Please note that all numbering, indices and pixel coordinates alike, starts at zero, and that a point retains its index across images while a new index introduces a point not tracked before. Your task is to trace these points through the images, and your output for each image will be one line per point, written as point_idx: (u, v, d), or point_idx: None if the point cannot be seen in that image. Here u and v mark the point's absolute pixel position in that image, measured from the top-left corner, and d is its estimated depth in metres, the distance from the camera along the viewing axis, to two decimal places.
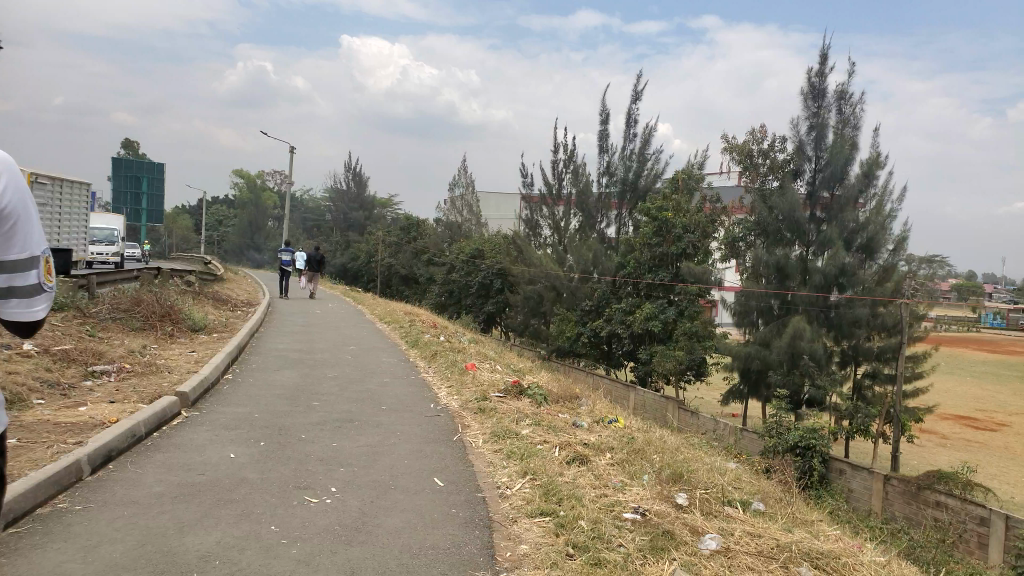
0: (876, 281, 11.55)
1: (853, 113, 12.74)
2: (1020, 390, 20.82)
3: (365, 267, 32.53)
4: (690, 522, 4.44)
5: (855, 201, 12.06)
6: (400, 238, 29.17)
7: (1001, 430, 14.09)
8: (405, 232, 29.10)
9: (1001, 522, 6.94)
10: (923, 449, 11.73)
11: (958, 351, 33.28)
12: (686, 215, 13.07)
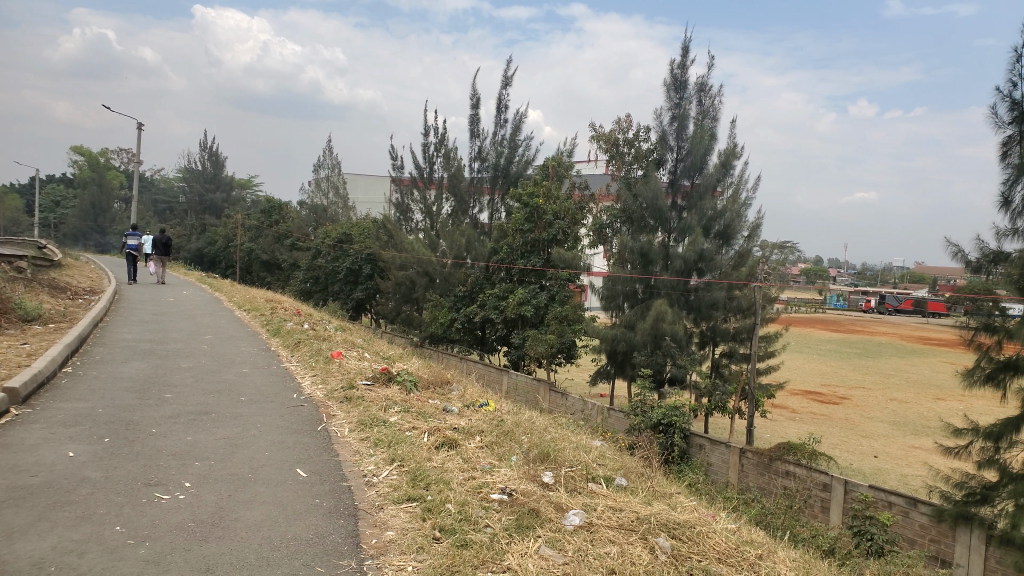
0: (732, 266, 12.23)
1: (712, 105, 13.26)
2: (857, 365, 22.73)
3: (223, 252, 31.06)
4: (556, 499, 4.58)
5: (713, 190, 12.56)
6: (261, 222, 28.06)
7: (843, 403, 15.35)
8: (267, 215, 28.01)
9: (841, 488, 7.62)
10: (775, 423, 12.58)
11: (805, 331, 35.88)
12: (556, 202, 13.22)
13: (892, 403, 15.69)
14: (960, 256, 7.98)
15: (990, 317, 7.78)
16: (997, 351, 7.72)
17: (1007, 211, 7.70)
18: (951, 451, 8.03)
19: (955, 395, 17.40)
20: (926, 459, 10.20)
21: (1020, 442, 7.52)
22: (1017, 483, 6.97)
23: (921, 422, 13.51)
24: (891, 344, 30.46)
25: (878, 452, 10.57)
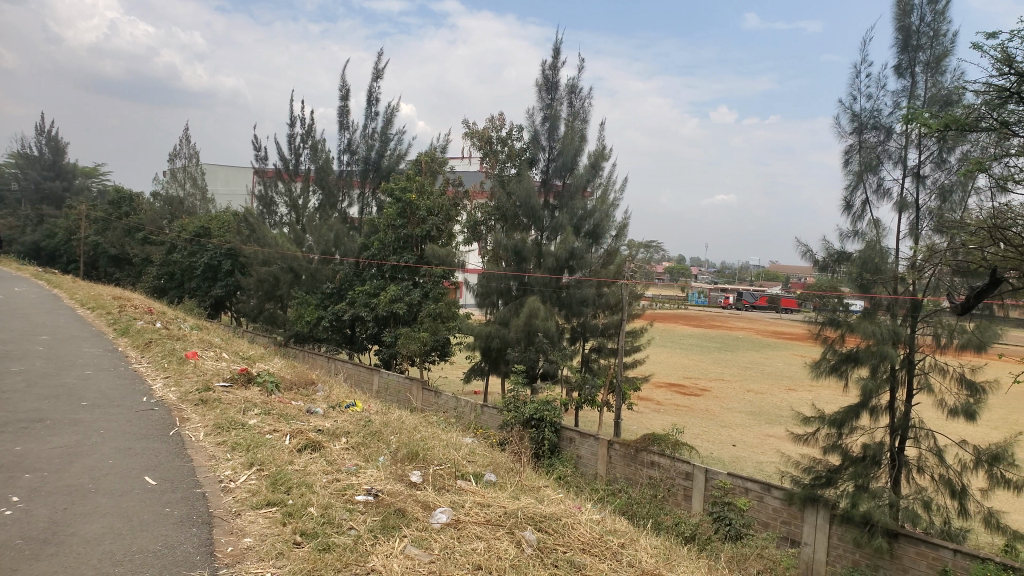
0: (601, 264, 12.51)
1: (582, 108, 13.51)
2: (716, 358, 24.01)
3: (65, 247, 28.79)
4: (422, 498, 4.54)
5: (583, 190, 12.69)
6: (110, 214, 26.23)
7: (705, 395, 16.16)
8: (115, 207, 26.21)
9: (702, 476, 7.99)
10: (642, 416, 13.06)
11: (670, 326, 37.50)
12: (429, 197, 13.27)
13: (748, 394, 16.65)
14: (809, 256, 8.52)
15: (834, 312, 8.37)
16: (840, 344, 8.28)
17: (849, 214, 8.29)
18: (801, 438, 8.60)
19: (804, 385, 18.70)
20: (778, 446, 10.87)
21: (860, 427, 8.16)
22: (857, 465, 7.96)
23: (774, 411, 14.40)
24: (747, 338, 32.36)
25: (736, 441, 11.17)
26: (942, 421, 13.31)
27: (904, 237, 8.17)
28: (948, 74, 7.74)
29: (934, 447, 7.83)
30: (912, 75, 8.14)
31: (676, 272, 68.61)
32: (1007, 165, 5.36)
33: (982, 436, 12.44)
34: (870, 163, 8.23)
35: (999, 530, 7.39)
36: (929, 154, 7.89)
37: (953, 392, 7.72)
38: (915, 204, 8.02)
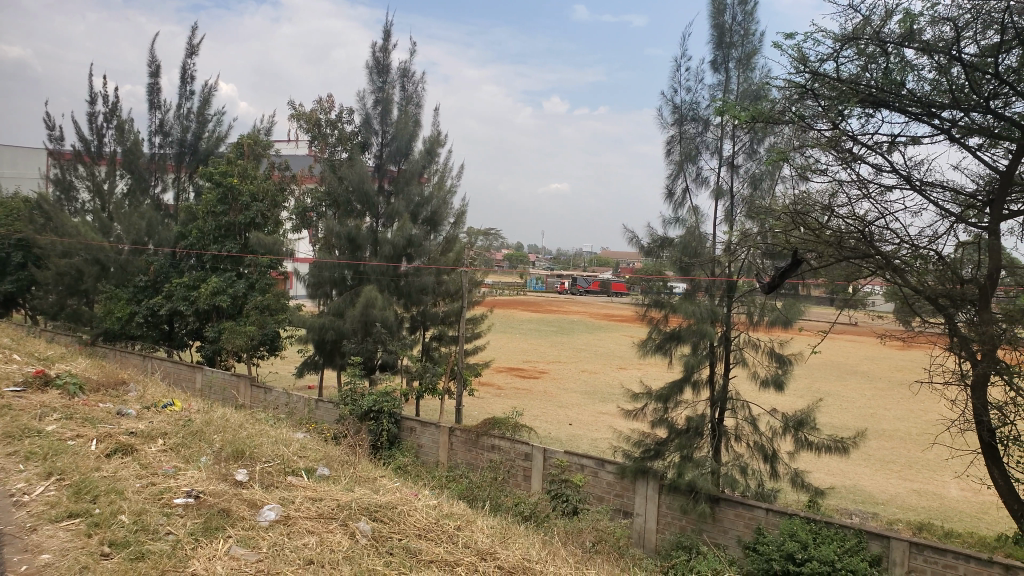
0: (440, 252, 12.56)
1: (415, 92, 13.37)
2: (553, 342, 24.78)
3: None
4: (249, 497, 4.32)
5: (419, 176, 12.69)
6: None
7: (543, 377, 16.63)
8: None
9: (542, 455, 8.21)
10: (483, 401, 13.23)
11: (508, 312, 38.26)
12: (253, 182, 12.72)
13: (583, 375, 17.31)
14: (635, 241, 8.85)
15: (658, 294, 8.80)
16: (664, 324, 8.77)
17: (671, 201, 8.75)
18: (631, 413, 9.02)
19: (634, 364, 19.72)
20: (611, 423, 11.39)
21: (683, 401, 8.69)
22: (682, 436, 8.43)
23: (607, 390, 15.08)
24: (581, 321, 33.67)
25: (572, 420, 11.58)
26: (754, 391, 14.51)
27: (720, 222, 8.77)
28: (757, 71, 8.36)
29: (748, 417, 8.51)
30: (726, 70, 8.70)
31: (514, 260, 70.25)
32: (804, 157, 5.86)
33: (788, 404, 13.69)
34: (689, 153, 8.73)
35: (803, 488, 8.16)
36: (741, 145, 8.51)
37: (764, 364, 8.47)
38: (730, 191, 8.61)
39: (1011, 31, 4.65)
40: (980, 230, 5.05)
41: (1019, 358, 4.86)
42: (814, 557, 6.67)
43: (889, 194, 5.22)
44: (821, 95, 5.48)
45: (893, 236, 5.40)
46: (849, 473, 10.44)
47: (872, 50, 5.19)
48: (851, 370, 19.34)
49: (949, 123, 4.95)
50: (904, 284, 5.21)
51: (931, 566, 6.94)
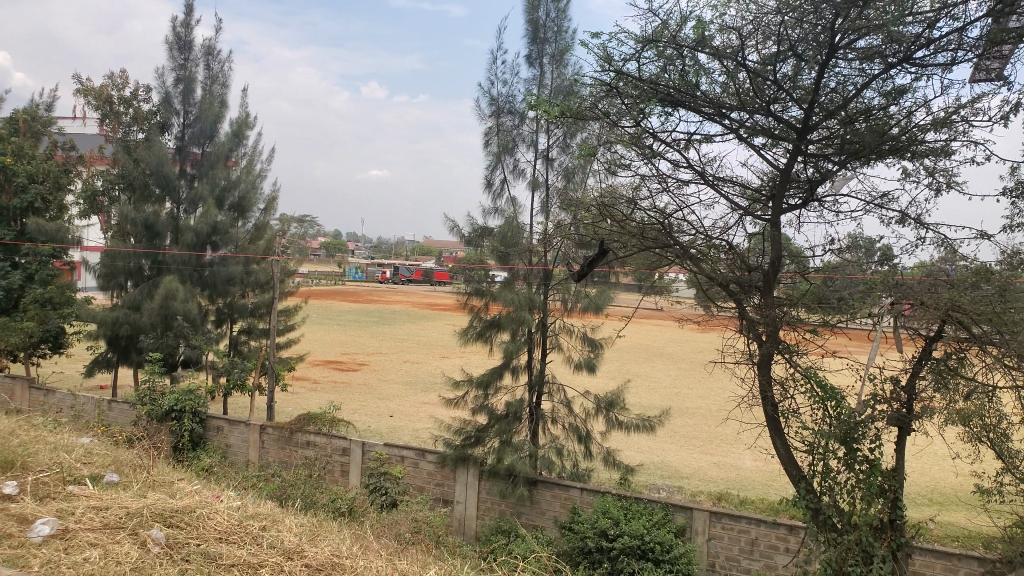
0: (249, 240, 12.27)
1: (221, 72, 12.65)
2: (373, 332, 24.41)
3: None
4: (19, 512, 3.86)
5: (226, 160, 12.08)
6: None
7: (363, 369, 16.34)
8: None
9: (360, 450, 8.14)
10: (299, 396, 12.77)
11: (329, 303, 37.30)
12: (31, 162, 11.60)
13: (403, 365, 17.19)
14: (454, 230, 8.79)
15: (479, 283, 8.82)
16: (485, 312, 8.84)
17: (489, 191, 8.82)
18: (452, 401, 9.02)
19: (455, 352, 19.88)
20: (431, 413, 11.39)
21: (502, 387, 8.82)
22: (501, 422, 8.49)
23: (428, 379, 15.08)
24: (402, 311, 33.46)
25: (392, 412, 11.45)
26: (569, 376, 15.10)
27: (536, 212, 8.99)
28: (568, 68, 8.66)
29: (563, 400, 8.82)
30: (540, 65, 8.94)
31: (331, 248, 68.57)
32: (610, 153, 6.11)
33: (599, 386, 14.38)
34: (506, 145, 8.88)
35: (615, 466, 8.62)
36: (555, 139, 8.78)
37: (577, 349, 8.83)
38: (545, 183, 8.87)
39: (786, 43, 5.11)
40: (763, 223, 5.53)
41: (797, 336, 5.50)
42: (625, 532, 7.08)
43: (686, 188, 5.58)
44: (625, 93, 5.73)
45: (689, 227, 5.76)
46: (655, 450, 11.16)
47: (669, 52, 5.49)
48: (657, 352, 20.66)
49: (737, 123, 5.34)
50: (699, 272, 5.59)
51: (727, 531, 7.59)
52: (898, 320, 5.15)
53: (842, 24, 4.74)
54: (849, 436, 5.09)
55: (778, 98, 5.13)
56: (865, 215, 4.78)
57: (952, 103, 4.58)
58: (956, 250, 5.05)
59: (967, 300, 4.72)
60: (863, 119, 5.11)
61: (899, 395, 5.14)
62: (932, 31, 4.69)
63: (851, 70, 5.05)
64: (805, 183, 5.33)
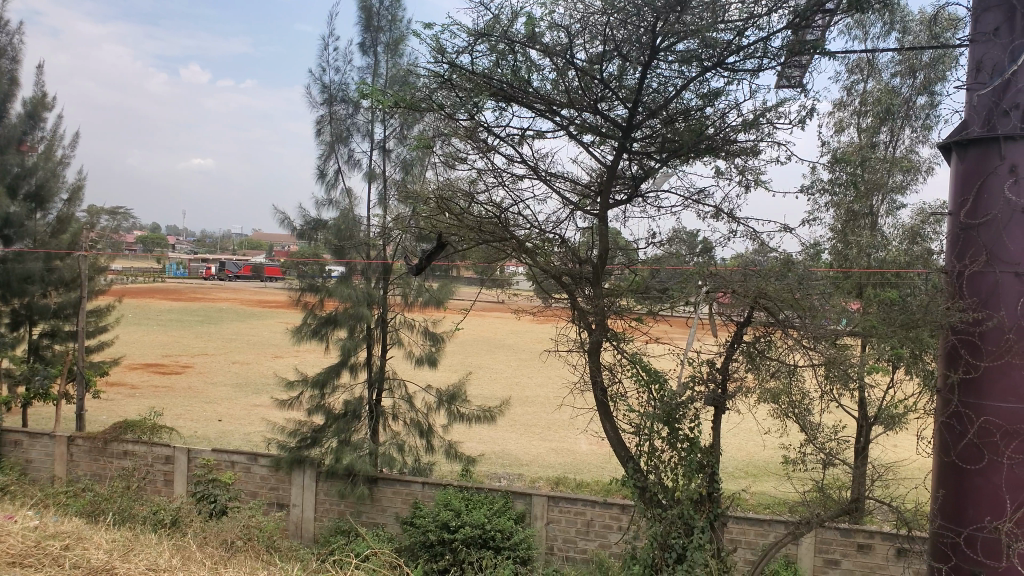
0: (50, 234, 11.22)
1: (9, 44, 11.35)
2: (199, 332, 23.01)
3: None
4: None
5: (18, 144, 10.91)
6: None
7: (187, 372, 15.34)
8: None
9: (185, 457, 7.77)
10: (114, 404, 11.80)
11: (150, 301, 34.71)
12: None
13: (233, 366, 16.34)
14: (285, 223, 8.40)
15: (313, 278, 8.39)
16: (320, 308, 8.44)
17: (323, 182, 8.49)
18: (285, 402, 8.63)
19: (289, 351, 19.17)
20: (265, 415, 10.91)
21: (340, 385, 8.55)
22: (339, 421, 8.25)
23: (261, 380, 14.43)
24: (232, 309, 31.82)
25: (222, 416, 10.85)
26: (411, 371, 15.02)
27: (373, 205, 8.80)
28: (403, 57, 8.55)
29: (404, 395, 8.71)
30: (374, 54, 8.77)
31: (151, 243, 63.85)
32: (446, 146, 6.11)
33: (440, 380, 14.40)
34: (340, 135, 8.64)
35: (456, 458, 8.65)
36: (391, 130, 8.65)
37: (419, 343, 8.72)
38: (382, 175, 8.73)
39: (611, 43, 5.30)
40: (592, 218, 5.75)
41: (625, 325, 5.80)
42: (466, 522, 7.15)
43: (520, 183, 5.69)
44: (458, 85, 5.73)
45: (524, 221, 5.93)
46: (496, 440, 11.34)
47: (502, 47, 5.55)
48: (498, 344, 21.02)
49: (567, 120, 5.54)
50: (534, 265, 5.74)
51: (564, 514, 7.85)
52: (715, 307, 5.43)
53: (661, 28, 5.00)
54: (671, 416, 5.48)
55: (605, 96, 5.33)
56: (684, 209, 5.10)
57: (758, 107, 4.98)
58: (767, 243, 5.63)
59: (771, 288, 5.16)
60: (682, 119, 5.43)
61: (715, 376, 5.52)
62: (741, 39, 5.07)
63: (670, 72, 5.34)
64: (630, 180, 5.62)
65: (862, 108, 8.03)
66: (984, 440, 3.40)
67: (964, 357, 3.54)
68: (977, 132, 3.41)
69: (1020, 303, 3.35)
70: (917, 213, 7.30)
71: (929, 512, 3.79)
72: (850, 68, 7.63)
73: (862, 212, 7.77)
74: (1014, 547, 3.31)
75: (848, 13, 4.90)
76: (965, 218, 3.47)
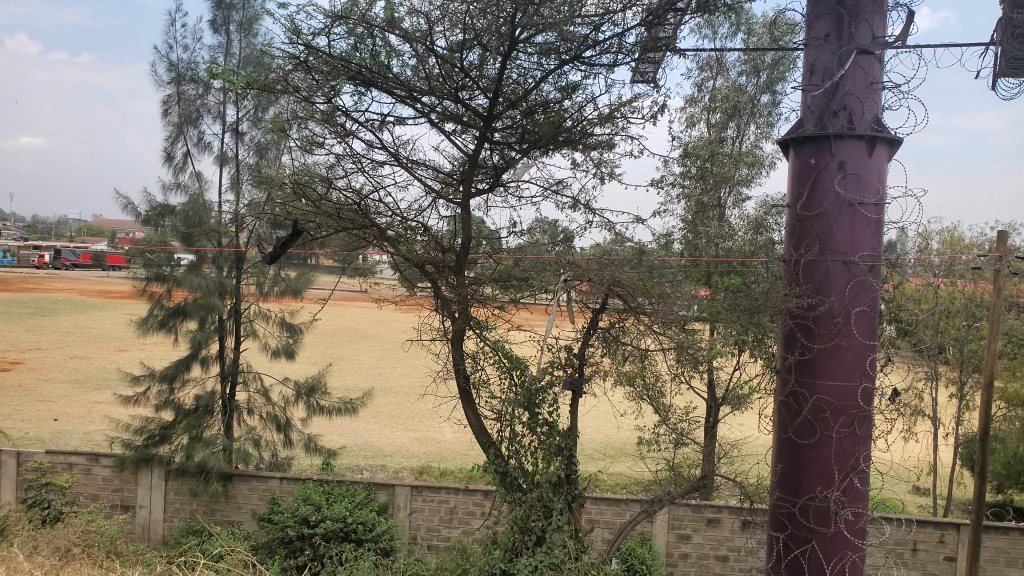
0: None
1: None
2: (32, 326, 21.16)
3: None
4: None
5: None
6: None
7: (19, 369, 14.10)
8: None
9: (12, 461, 7.29)
10: None
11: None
12: None
13: (72, 361, 15.16)
14: (128, 208, 7.88)
15: (160, 266, 7.93)
16: (167, 299, 7.98)
17: (170, 165, 8.04)
18: (129, 398, 8.11)
19: (137, 344, 18.00)
20: (107, 413, 10.22)
21: (191, 379, 8.15)
22: (190, 417, 7.87)
23: (104, 376, 13.47)
24: (77, 301, 29.61)
25: (58, 416, 10.08)
26: (270, 362, 14.47)
27: (226, 190, 8.41)
28: (258, 37, 8.22)
29: (260, 388, 8.40)
30: (226, 32, 8.38)
31: None
32: (302, 130, 5.76)
33: (302, 372, 13.97)
34: (189, 116, 8.21)
35: (316, 451, 8.44)
36: (245, 112, 8.30)
37: (275, 334, 8.46)
38: (234, 159, 8.35)
39: (471, 32, 5.12)
40: (454, 206, 5.63)
41: (487, 313, 5.81)
42: (326, 516, 6.99)
43: (381, 169, 5.49)
44: (315, 68, 5.37)
45: (386, 209, 5.77)
46: (360, 431, 11.15)
47: (360, 31, 5.21)
48: (362, 333, 20.63)
49: (428, 108, 5.36)
50: (396, 253, 5.59)
51: (427, 504, 7.83)
52: (573, 295, 5.42)
53: (520, 20, 4.90)
54: (531, 402, 5.45)
55: (467, 86, 5.16)
56: (543, 200, 5.16)
57: (614, 102, 5.08)
58: (623, 233, 5.72)
59: (625, 276, 5.30)
60: (541, 111, 5.40)
61: (572, 361, 5.59)
62: (597, 34, 5.13)
63: (530, 64, 5.28)
64: (491, 169, 5.53)
65: (711, 104, 8.40)
66: (817, 416, 3.60)
67: (799, 340, 3.70)
68: (811, 130, 3.60)
69: (847, 290, 3.56)
70: (760, 206, 7.66)
71: (768, 484, 3.96)
72: (700, 65, 7.97)
73: (712, 203, 8.11)
74: (841, 513, 3.57)
75: (697, 14, 5.05)
76: (801, 210, 3.62)
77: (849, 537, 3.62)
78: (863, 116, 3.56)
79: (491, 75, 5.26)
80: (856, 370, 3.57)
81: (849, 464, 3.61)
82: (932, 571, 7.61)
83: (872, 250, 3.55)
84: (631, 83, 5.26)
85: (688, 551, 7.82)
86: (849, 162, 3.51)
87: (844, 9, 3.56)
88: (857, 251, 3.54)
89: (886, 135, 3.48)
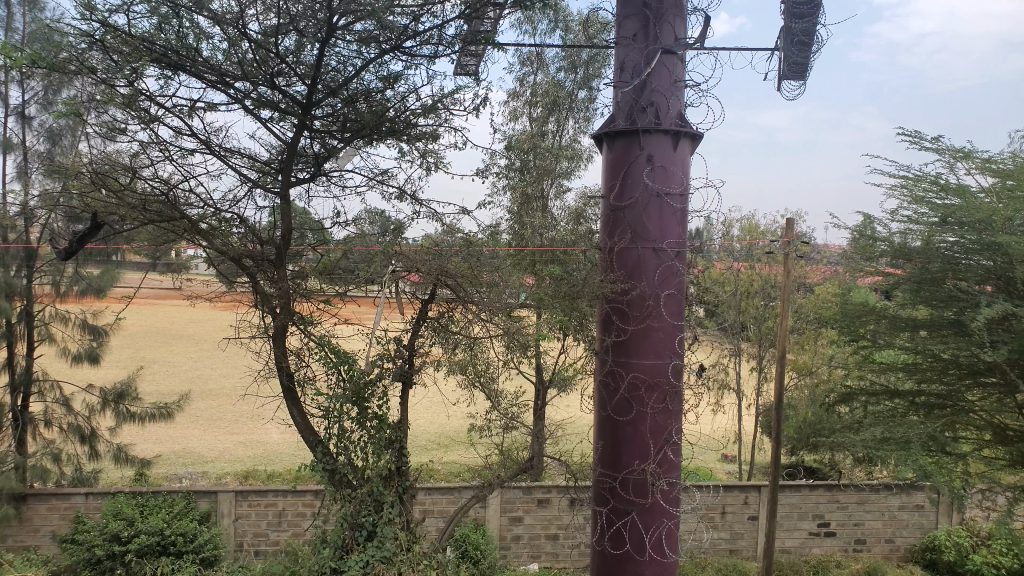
0: None
1: None
2: None
3: None
4: None
5: None
6: None
7: None
8: None
9: None
10: None
11: None
12: None
13: None
14: None
15: None
16: None
17: None
18: None
19: None
20: None
21: None
22: None
23: None
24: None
25: None
26: (70, 369, 13.23)
27: (11, 180, 7.60)
28: (45, 11, 7.51)
29: (59, 398, 7.68)
30: (7, 5, 7.57)
31: None
32: (100, 115, 5.07)
33: (107, 381, 12.87)
34: None
35: (127, 462, 7.87)
36: (33, 94, 7.57)
37: (75, 339, 7.85)
38: (21, 146, 7.59)
39: (286, 16, 4.71)
40: (274, 197, 5.23)
41: (312, 308, 5.50)
42: (141, 530, 6.50)
43: (190, 158, 4.90)
44: (113, 48, 4.69)
45: (196, 200, 5.33)
46: (178, 438, 10.49)
47: (164, 10, 4.59)
48: (176, 334, 19.29)
49: (241, 94, 4.85)
50: (210, 246, 5.11)
51: (253, 508, 7.56)
52: (400, 285, 5.32)
53: (338, 6, 4.59)
54: (359, 396, 5.25)
55: (282, 73, 4.73)
56: (368, 189, 4.92)
57: (435, 92, 4.95)
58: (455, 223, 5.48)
59: (452, 265, 5.16)
60: (362, 101, 5.11)
61: (402, 352, 5.44)
62: (417, 24, 4.95)
63: (348, 52, 4.97)
64: (311, 159, 5.19)
65: (532, 99, 8.66)
66: (633, 394, 3.78)
67: (615, 322, 3.87)
68: (623, 125, 3.79)
69: (657, 274, 3.75)
70: (579, 197, 8.03)
71: (592, 461, 4.08)
72: (520, 59, 8.21)
73: (535, 195, 8.37)
74: (657, 484, 3.75)
75: (516, 9, 5.08)
76: (615, 200, 3.81)
77: (664, 507, 3.80)
78: (670, 111, 3.78)
79: (309, 62, 4.86)
80: (666, 348, 3.78)
81: (663, 438, 3.80)
82: (738, 530, 8.33)
83: (678, 237, 3.77)
84: (454, 75, 5.20)
85: (520, 532, 8.05)
86: (657, 155, 3.74)
87: (649, 11, 3.78)
88: (665, 239, 3.76)
89: (689, 129, 3.73)
